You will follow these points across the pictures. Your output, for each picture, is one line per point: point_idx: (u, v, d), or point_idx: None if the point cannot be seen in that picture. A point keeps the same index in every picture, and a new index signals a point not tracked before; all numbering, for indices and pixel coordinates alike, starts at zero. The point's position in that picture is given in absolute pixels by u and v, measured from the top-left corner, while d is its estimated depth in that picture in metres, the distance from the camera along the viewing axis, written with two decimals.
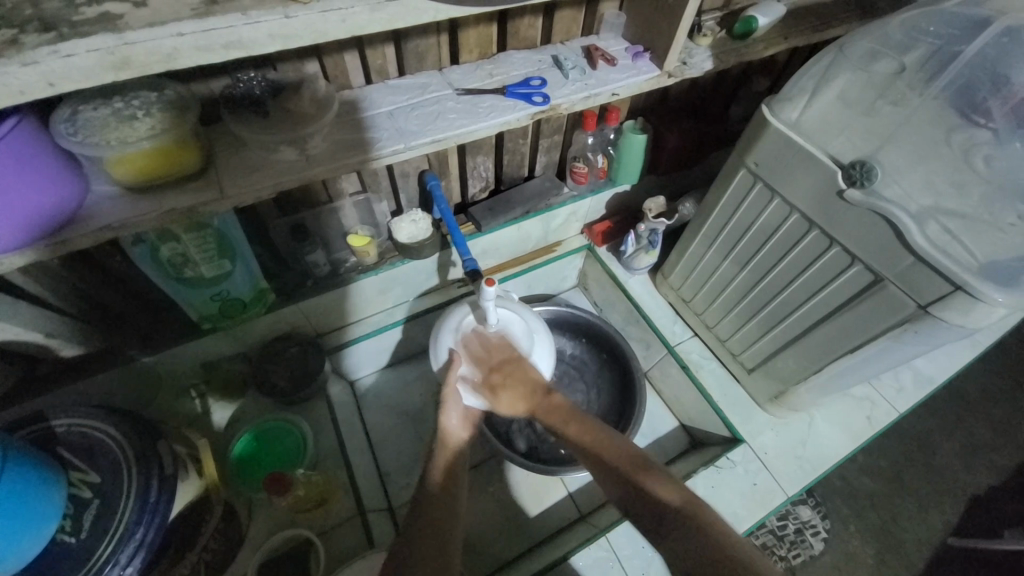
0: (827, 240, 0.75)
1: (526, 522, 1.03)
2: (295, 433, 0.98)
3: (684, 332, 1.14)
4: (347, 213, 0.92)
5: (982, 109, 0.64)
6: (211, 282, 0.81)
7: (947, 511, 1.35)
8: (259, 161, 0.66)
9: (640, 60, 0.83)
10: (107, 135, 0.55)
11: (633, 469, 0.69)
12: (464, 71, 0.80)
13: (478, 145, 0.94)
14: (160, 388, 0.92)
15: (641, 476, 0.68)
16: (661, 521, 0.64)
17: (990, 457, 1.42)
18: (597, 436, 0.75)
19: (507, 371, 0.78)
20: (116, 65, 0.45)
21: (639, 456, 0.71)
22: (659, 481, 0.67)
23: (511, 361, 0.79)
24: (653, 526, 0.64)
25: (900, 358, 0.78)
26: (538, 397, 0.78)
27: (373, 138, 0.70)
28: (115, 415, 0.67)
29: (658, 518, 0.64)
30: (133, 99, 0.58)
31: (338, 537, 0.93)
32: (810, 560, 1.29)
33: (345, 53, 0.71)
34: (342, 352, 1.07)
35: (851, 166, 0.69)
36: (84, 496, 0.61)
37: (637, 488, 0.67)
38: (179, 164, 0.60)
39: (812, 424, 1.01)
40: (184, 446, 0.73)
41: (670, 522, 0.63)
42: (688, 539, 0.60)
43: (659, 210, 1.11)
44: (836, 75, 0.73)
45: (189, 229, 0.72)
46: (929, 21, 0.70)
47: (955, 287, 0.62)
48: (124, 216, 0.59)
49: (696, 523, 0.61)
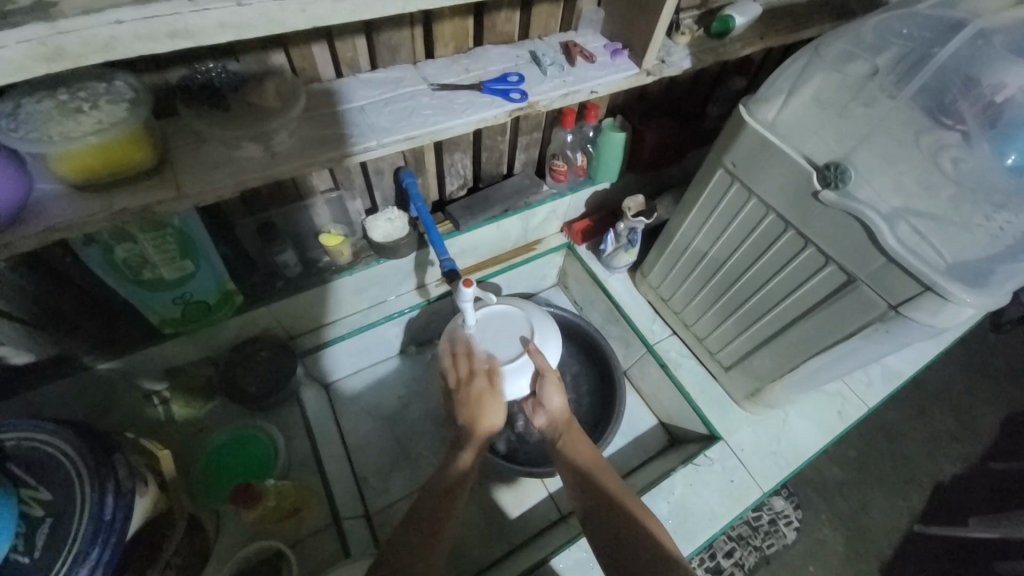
0: (802, 240, 0.76)
1: (506, 525, 1.02)
2: (267, 444, 0.95)
3: (662, 330, 1.15)
4: (319, 211, 0.89)
5: (952, 112, 0.64)
6: (173, 285, 0.77)
7: (913, 499, 1.40)
8: (220, 158, 0.62)
9: (619, 58, 0.82)
10: (50, 130, 0.51)
11: (639, 513, 0.71)
12: (440, 66, 0.77)
13: (455, 142, 0.92)
14: (117, 396, 0.87)
15: (648, 522, 0.69)
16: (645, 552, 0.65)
17: (953, 447, 1.48)
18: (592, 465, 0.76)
19: (547, 379, 0.81)
20: (48, 56, 0.41)
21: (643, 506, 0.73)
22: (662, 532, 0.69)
23: (547, 369, 0.81)
24: (637, 563, 0.64)
25: (871, 355, 0.79)
26: (568, 423, 0.83)
27: (345, 134, 0.67)
28: (66, 428, 0.63)
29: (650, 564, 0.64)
30: (81, 91, 0.54)
31: (313, 547, 0.89)
32: (782, 549, 1.33)
33: (313, 45, 0.68)
34: (316, 354, 1.04)
35: (826, 167, 0.69)
36: (35, 515, 0.57)
37: (626, 517, 0.69)
38: (132, 161, 0.57)
39: (788, 421, 1.03)
40: (141, 458, 0.69)
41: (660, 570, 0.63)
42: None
43: (638, 209, 1.11)
44: (811, 77, 0.74)
45: (145, 229, 0.68)
46: (902, 24, 0.71)
47: (925, 287, 0.63)
48: (70, 217, 0.55)
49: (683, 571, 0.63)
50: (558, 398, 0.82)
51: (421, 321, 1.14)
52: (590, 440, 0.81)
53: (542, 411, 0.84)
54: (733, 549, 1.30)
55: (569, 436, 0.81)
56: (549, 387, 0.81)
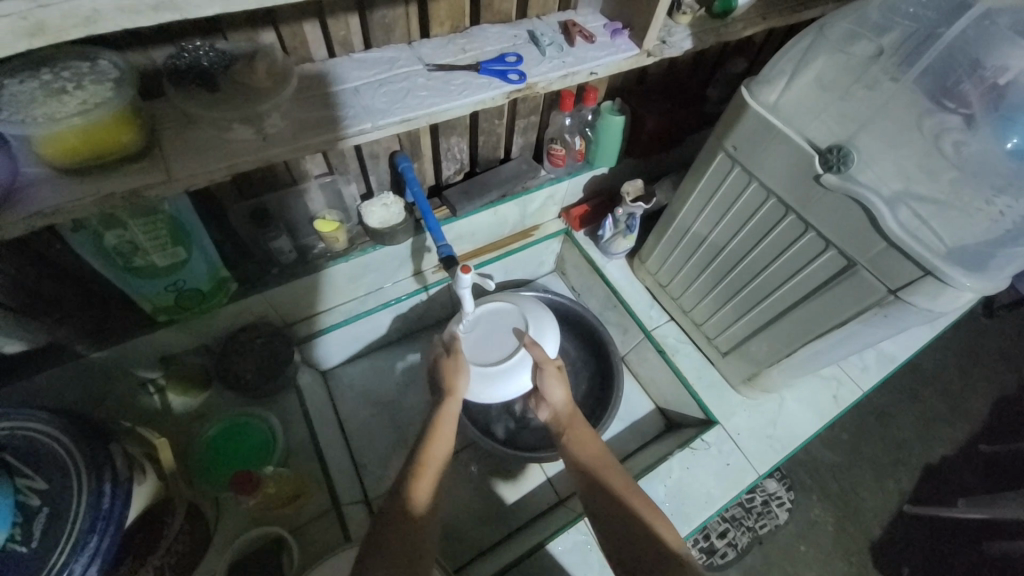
0: (803, 225, 0.75)
1: (504, 508, 1.03)
2: (263, 427, 0.95)
3: (661, 316, 1.15)
4: (313, 196, 0.87)
5: (955, 94, 0.64)
6: (164, 272, 0.75)
7: (903, 480, 1.43)
8: (212, 140, 0.61)
9: (619, 39, 0.80)
10: (34, 111, 0.49)
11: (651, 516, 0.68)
12: (435, 46, 0.75)
13: (451, 125, 0.90)
14: (111, 384, 0.87)
15: (659, 526, 0.67)
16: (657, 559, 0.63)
17: (944, 430, 1.50)
18: (601, 467, 0.74)
19: (547, 371, 0.82)
20: (29, 31, 0.40)
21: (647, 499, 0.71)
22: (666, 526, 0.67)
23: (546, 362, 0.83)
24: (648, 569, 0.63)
25: (868, 340, 0.80)
26: (572, 414, 0.81)
27: (338, 116, 0.65)
28: (61, 416, 0.62)
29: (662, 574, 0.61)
30: (64, 71, 0.52)
31: (314, 531, 0.89)
32: (775, 529, 1.35)
33: (304, 23, 0.66)
34: (312, 342, 1.03)
35: (828, 150, 0.68)
36: (33, 505, 0.56)
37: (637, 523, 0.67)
38: (119, 142, 0.55)
39: (783, 405, 1.04)
40: (138, 446, 0.69)
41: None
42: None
43: (636, 194, 1.10)
44: (814, 58, 0.72)
45: (135, 215, 0.66)
46: (907, 4, 0.69)
47: (924, 272, 0.63)
48: (57, 202, 0.53)
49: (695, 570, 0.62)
50: (558, 387, 0.82)
51: (418, 308, 1.14)
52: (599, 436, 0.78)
53: (545, 404, 0.84)
54: (726, 530, 1.32)
55: (575, 431, 0.79)
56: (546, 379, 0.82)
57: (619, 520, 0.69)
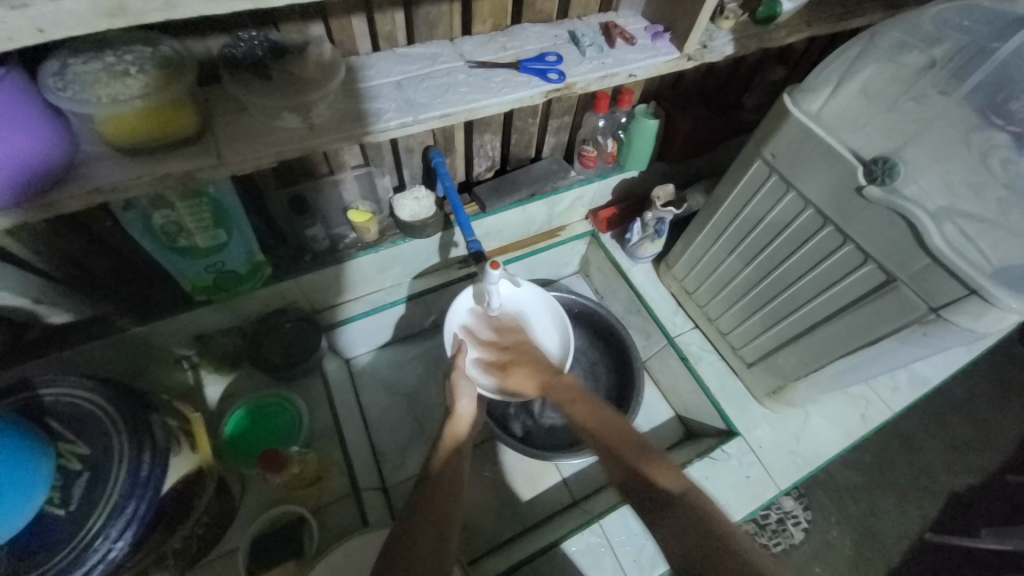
0: (841, 238, 0.73)
1: (518, 506, 1.03)
2: (290, 409, 0.98)
3: (684, 323, 1.13)
4: (348, 187, 0.89)
5: (1007, 111, 0.62)
6: (206, 253, 0.78)
7: (926, 508, 1.37)
8: (260, 128, 0.63)
9: (659, 41, 0.80)
10: (98, 91, 0.51)
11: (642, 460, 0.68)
12: (476, 43, 0.76)
13: (486, 123, 0.91)
14: (150, 359, 0.90)
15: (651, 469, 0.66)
16: (661, 504, 0.62)
17: (973, 458, 1.45)
18: (598, 420, 0.75)
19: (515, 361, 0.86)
20: (110, 12, 0.42)
21: (636, 439, 0.71)
22: (659, 469, 0.66)
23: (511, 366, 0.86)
24: (661, 518, 0.61)
25: (902, 360, 0.78)
26: (547, 375, 0.83)
27: (379, 109, 0.67)
28: (106, 387, 0.65)
29: (684, 530, 0.59)
30: (126, 54, 0.54)
31: (332, 514, 0.92)
32: (789, 549, 1.33)
33: (353, 17, 0.68)
34: (337, 330, 1.06)
35: (873, 161, 0.67)
36: (73, 469, 0.59)
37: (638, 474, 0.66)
38: (174, 126, 0.57)
39: (808, 421, 1.02)
40: (176, 419, 0.71)
41: (692, 527, 0.59)
42: (694, 527, 0.59)
43: (667, 199, 1.09)
44: (862, 67, 0.71)
45: (182, 198, 0.69)
46: (961, 16, 0.68)
47: (969, 291, 0.61)
48: (115, 180, 0.56)
49: (696, 508, 0.60)
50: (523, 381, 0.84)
51: (442, 302, 1.15)
52: (585, 390, 0.80)
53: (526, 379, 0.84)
54: None
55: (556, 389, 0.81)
56: (510, 383, 0.85)
57: (628, 471, 0.67)
